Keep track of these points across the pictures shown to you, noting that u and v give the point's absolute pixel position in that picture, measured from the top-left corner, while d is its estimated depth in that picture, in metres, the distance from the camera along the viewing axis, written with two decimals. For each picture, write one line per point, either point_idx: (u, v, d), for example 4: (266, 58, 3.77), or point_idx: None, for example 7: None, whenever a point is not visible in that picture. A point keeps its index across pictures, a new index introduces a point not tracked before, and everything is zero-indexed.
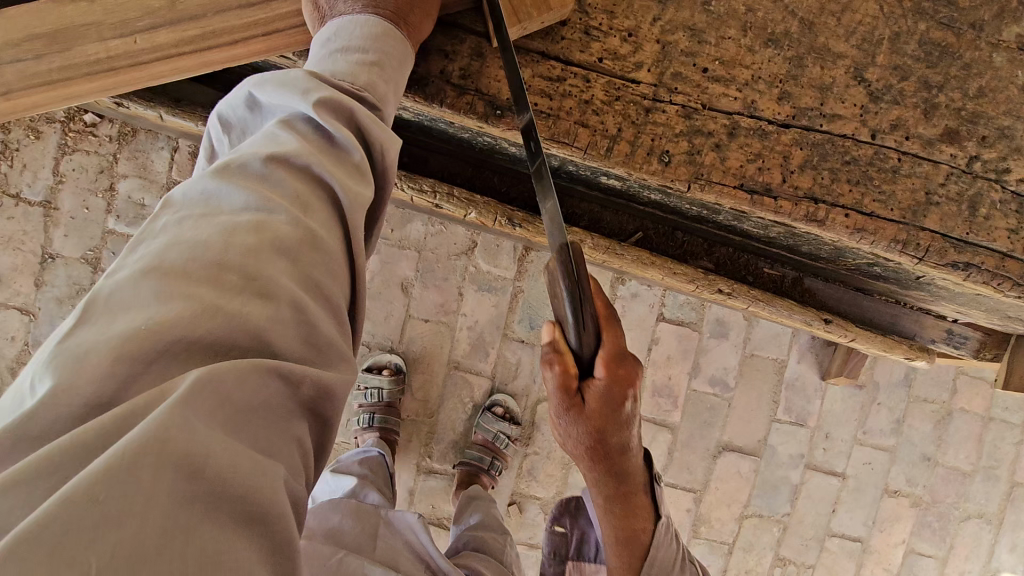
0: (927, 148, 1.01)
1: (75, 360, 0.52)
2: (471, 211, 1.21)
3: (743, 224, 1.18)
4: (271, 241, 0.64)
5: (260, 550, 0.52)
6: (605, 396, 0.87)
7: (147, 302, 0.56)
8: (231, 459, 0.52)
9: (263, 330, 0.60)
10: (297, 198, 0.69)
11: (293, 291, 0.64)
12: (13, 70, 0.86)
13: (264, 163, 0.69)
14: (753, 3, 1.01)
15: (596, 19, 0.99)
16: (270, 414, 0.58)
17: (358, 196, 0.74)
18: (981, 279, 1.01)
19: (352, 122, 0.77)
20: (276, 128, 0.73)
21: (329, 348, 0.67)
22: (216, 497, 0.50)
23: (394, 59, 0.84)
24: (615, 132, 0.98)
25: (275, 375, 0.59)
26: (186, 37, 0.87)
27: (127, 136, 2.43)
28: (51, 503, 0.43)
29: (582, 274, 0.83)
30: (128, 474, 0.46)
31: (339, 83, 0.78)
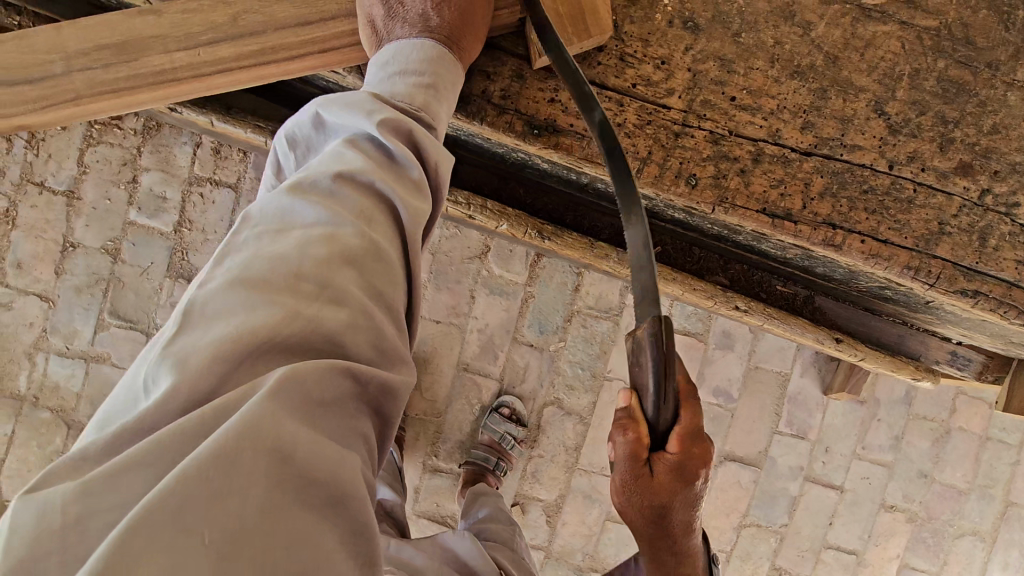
0: (941, 180, 1.06)
1: (179, 361, 0.61)
2: (502, 222, 1.26)
3: (761, 245, 1.22)
4: (340, 252, 0.72)
5: (341, 528, 0.60)
6: (679, 470, 0.83)
7: (237, 308, 0.65)
8: (312, 448, 0.60)
9: (336, 334, 0.68)
10: (362, 212, 0.76)
11: (361, 298, 0.72)
12: (82, 78, 0.91)
13: (332, 181, 0.76)
14: (781, 36, 1.06)
15: (631, 46, 1.04)
16: (340, 410, 0.66)
17: (417, 211, 0.81)
18: (988, 307, 1.07)
19: (410, 141, 0.83)
20: (341, 147, 0.80)
21: (391, 352, 0.74)
22: (304, 483, 0.58)
23: (447, 80, 0.89)
24: (645, 154, 1.04)
25: (347, 374, 0.67)
26: (247, 52, 0.92)
27: (151, 130, 2.48)
28: (169, 481, 0.52)
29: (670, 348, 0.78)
30: (232, 457, 0.55)
31: (397, 104, 0.84)
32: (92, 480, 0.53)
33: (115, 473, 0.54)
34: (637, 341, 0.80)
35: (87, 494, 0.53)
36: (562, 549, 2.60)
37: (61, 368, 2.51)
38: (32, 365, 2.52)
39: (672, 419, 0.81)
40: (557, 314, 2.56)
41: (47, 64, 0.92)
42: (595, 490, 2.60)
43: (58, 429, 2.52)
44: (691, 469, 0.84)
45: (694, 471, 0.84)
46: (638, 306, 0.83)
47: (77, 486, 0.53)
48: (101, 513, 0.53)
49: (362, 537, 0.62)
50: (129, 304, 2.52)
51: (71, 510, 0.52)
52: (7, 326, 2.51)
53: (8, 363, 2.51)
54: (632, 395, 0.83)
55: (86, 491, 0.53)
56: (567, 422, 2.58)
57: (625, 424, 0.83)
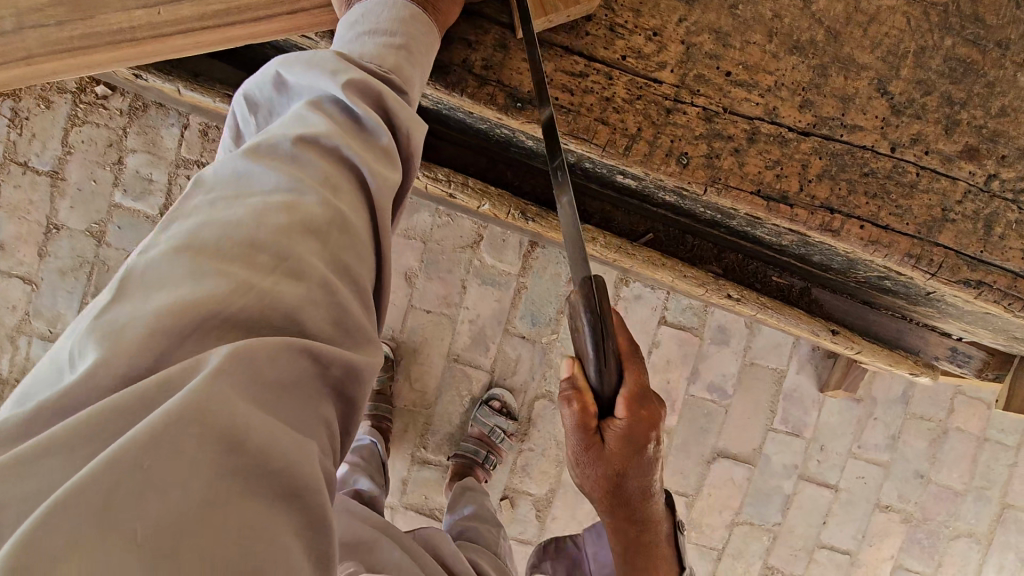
0: (946, 164, 1.01)
1: (115, 337, 0.55)
2: (484, 202, 1.20)
3: (756, 230, 1.17)
4: (302, 222, 0.67)
5: (297, 522, 0.56)
6: (627, 433, 0.84)
7: (181, 279, 0.60)
8: (266, 432, 0.55)
9: (294, 310, 0.63)
10: (327, 180, 0.71)
11: (324, 273, 0.67)
12: (33, 35, 0.86)
13: (293, 145, 0.71)
14: (780, 9, 1.00)
15: (621, 17, 0.99)
16: (298, 393, 0.61)
17: (388, 180, 0.76)
18: (992, 299, 1.02)
19: (380, 105, 0.78)
20: (304, 109, 0.74)
21: (356, 330, 0.69)
22: (253, 471, 0.53)
23: (421, 43, 0.84)
24: (634, 131, 0.98)
25: (305, 354, 0.62)
26: (210, 11, 0.87)
27: (138, 111, 2.42)
28: (100, 463, 0.47)
29: (604, 306, 0.83)
30: (170, 443, 0.49)
31: (366, 65, 0.79)
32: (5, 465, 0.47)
33: (40, 455, 0.48)
34: (573, 304, 0.84)
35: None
36: None
37: (45, 351, 2.47)
38: (14, 349, 2.47)
39: (617, 383, 0.84)
40: (550, 305, 2.51)
41: None
42: None
43: None
44: (643, 433, 0.86)
45: (647, 435, 0.86)
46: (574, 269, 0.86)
47: None
48: (12, 501, 0.46)
49: (319, 532, 0.57)
50: None
51: None
52: None
53: None
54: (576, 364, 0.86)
55: None
56: (559, 416, 2.54)
57: (570, 395, 0.86)
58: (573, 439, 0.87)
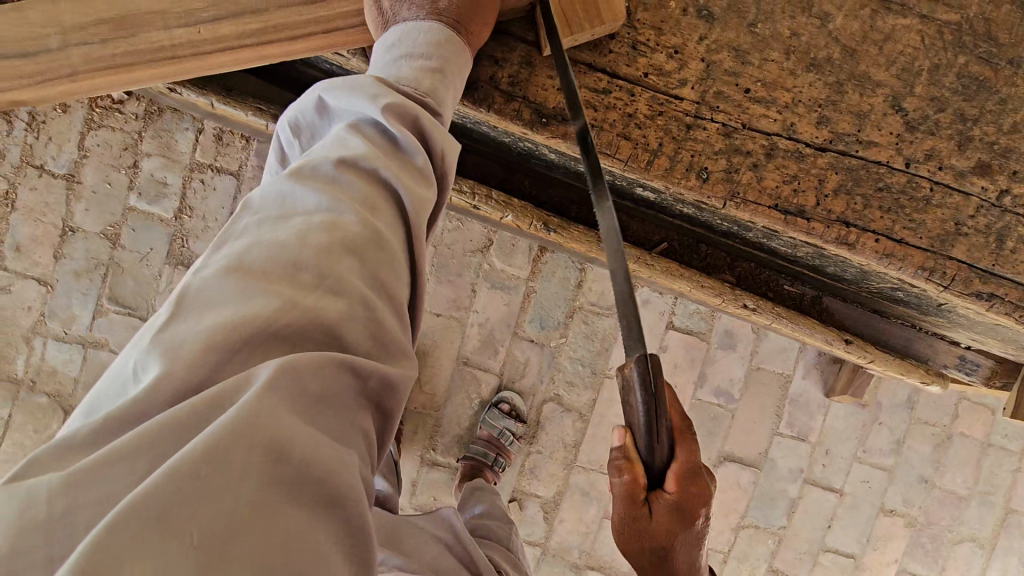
0: (959, 180, 1.03)
1: (172, 350, 0.58)
2: (507, 213, 1.23)
3: (772, 242, 1.19)
4: (342, 240, 0.70)
5: (340, 531, 0.57)
6: (678, 508, 0.83)
7: (232, 297, 0.62)
8: (312, 444, 0.57)
9: (336, 326, 0.66)
10: (365, 198, 0.74)
11: (364, 290, 0.69)
12: (78, 53, 0.90)
13: (334, 167, 0.74)
14: (797, 27, 1.03)
15: (644, 35, 1.02)
16: (340, 406, 0.64)
17: (422, 198, 0.79)
18: (1002, 311, 1.04)
19: (416, 127, 0.80)
20: (345, 132, 0.77)
21: (394, 345, 0.72)
22: (299, 481, 0.56)
23: (454, 65, 0.87)
24: (656, 147, 1.01)
25: (347, 369, 0.64)
26: (249, 30, 0.90)
27: (153, 115, 2.45)
28: (161, 474, 0.50)
29: (660, 387, 0.77)
30: (223, 452, 0.52)
31: (403, 88, 0.82)
32: (78, 473, 0.50)
33: (105, 464, 0.51)
34: (626, 380, 0.78)
35: (75, 485, 0.50)
36: (558, 545, 2.59)
37: (58, 353, 2.50)
38: (29, 350, 2.50)
39: (669, 458, 0.81)
40: (559, 309, 2.54)
41: (42, 39, 0.90)
42: (592, 487, 2.59)
43: (54, 415, 2.51)
44: (691, 509, 0.84)
45: (696, 510, 0.84)
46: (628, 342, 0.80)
47: (61, 479, 0.50)
48: (86, 504, 0.49)
49: (361, 541, 0.59)
50: (128, 290, 2.50)
51: (58, 502, 0.49)
52: (6, 310, 2.49)
53: (5, 346, 2.49)
54: (627, 434, 0.83)
55: (73, 482, 0.50)
56: (566, 419, 2.57)
57: (620, 465, 0.83)
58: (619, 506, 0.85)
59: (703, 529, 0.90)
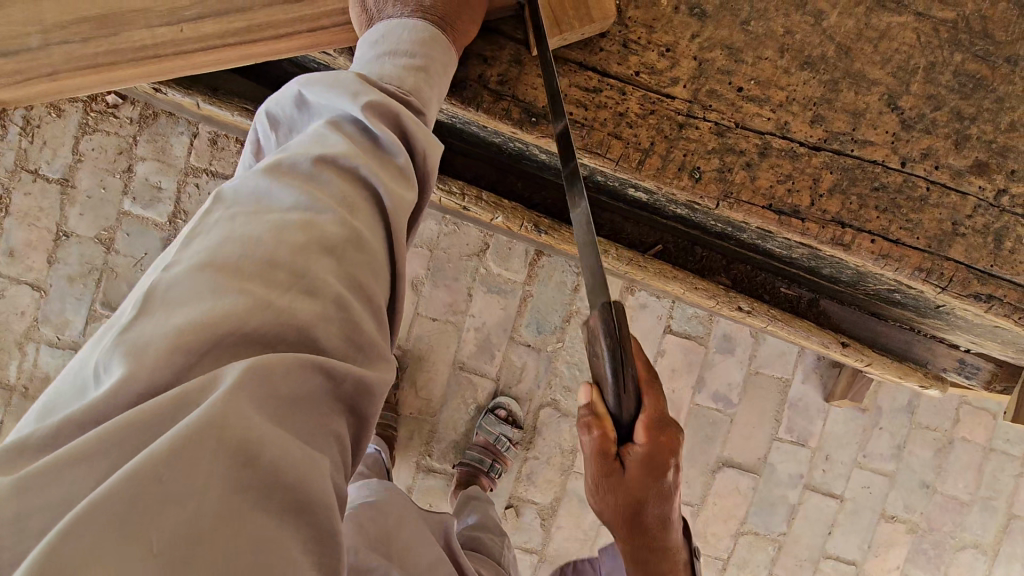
0: (956, 179, 1.02)
1: (136, 347, 0.57)
2: (497, 215, 1.21)
3: (766, 243, 1.18)
4: (317, 239, 0.68)
5: (309, 539, 0.56)
6: (647, 460, 0.86)
7: (202, 294, 0.61)
8: (282, 449, 0.56)
9: (309, 327, 0.64)
10: (344, 198, 0.72)
11: (339, 290, 0.68)
12: (59, 51, 0.88)
13: (312, 163, 0.72)
14: (791, 25, 1.01)
15: (635, 33, 1.00)
16: (313, 408, 0.62)
17: (402, 197, 0.78)
18: (1002, 313, 1.02)
19: (397, 125, 0.79)
20: (324, 129, 0.76)
21: (369, 348, 0.70)
22: (267, 487, 0.54)
23: (439, 64, 0.86)
24: (647, 146, 0.99)
25: (320, 371, 0.62)
26: (233, 28, 0.89)
27: (148, 119, 2.44)
28: (119, 479, 0.48)
29: (624, 332, 0.84)
30: (187, 457, 0.50)
31: (386, 86, 0.80)
32: (34, 474, 0.49)
33: (61, 467, 0.49)
34: (591, 331, 0.85)
35: (30, 489, 0.48)
36: (556, 552, 2.56)
37: (52, 358, 2.48)
38: (22, 355, 2.48)
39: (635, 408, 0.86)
40: (556, 313, 2.52)
41: (22, 37, 0.88)
42: None
43: None
44: (661, 460, 0.87)
45: (665, 460, 0.87)
46: (593, 295, 0.85)
47: (16, 482, 0.48)
48: (40, 510, 0.48)
49: (329, 550, 0.58)
50: (122, 295, 2.48)
51: (8, 509, 0.47)
52: None
53: None
54: (594, 391, 0.88)
55: (29, 483, 0.48)
56: (563, 424, 2.55)
57: (591, 419, 0.87)
58: (593, 463, 0.88)
59: (673, 487, 0.93)
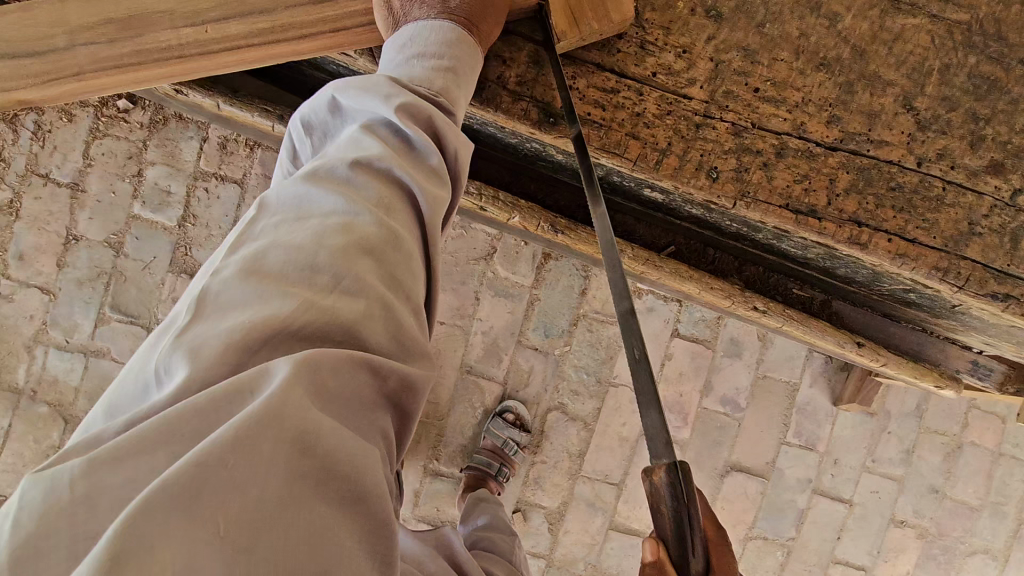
0: (972, 179, 1.02)
1: (190, 349, 0.57)
2: (514, 215, 1.22)
3: (782, 243, 1.18)
4: (360, 238, 0.68)
5: (363, 530, 0.56)
6: None
7: (249, 298, 0.61)
8: (334, 441, 0.56)
9: (353, 324, 0.64)
10: (382, 200, 0.73)
11: (381, 287, 0.68)
12: (85, 52, 0.90)
13: (349, 168, 0.73)
14: (806, 27, 1.02)
15: (652, 35, 1.01)
16: (360, 403, 0.62)
17: (437, 197, 0.78)
18: (1019, 312, 1.03)
19: (430, 128, 0.80)
20: (358, 133, 0.77)
21: (411, 344, 0.70)
22: (323, 477, 0.54)
23: (466, 66, 0.86)
24: (665, 146, 1.00)
25: (366, 366, 0.63)
26: (257, 29, 0.90)
27: (158, 124, 2.46)
28: (184, 465, 0.48)
29: (692, 494, 0.64)
30: (246, 447, 0.50)
31: (416, 89, 0.81)
32: (98, 460, 0.49)
33: (124, 457, 0.50)
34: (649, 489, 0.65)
35: (95, 474, 0.49)
36: (564, 557, 2.55)
37: (60, 362, 2.48)
38: (30, 359, 2.48)
39: None
40: (563, 317, 2.52)
41: (50, 38, 0.91)
42: (598, 498, 2.55)
43: (55, 425, 2.48)
44: None
45: None
46: (650, 444, 0.67)
47: (82, 464, 0.49)
48: (105, 496, 0.48)
49: (383, 542, 0.57)
50: (130, 299, 2.49)
51: (78, 486, 0.48)
52: (8, 319, 2.48)
53: (7, 355, 2.48)
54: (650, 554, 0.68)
55: (94, 470, 0.49)
56: (571, 428, 2.54)
57: None
58: None
59: None
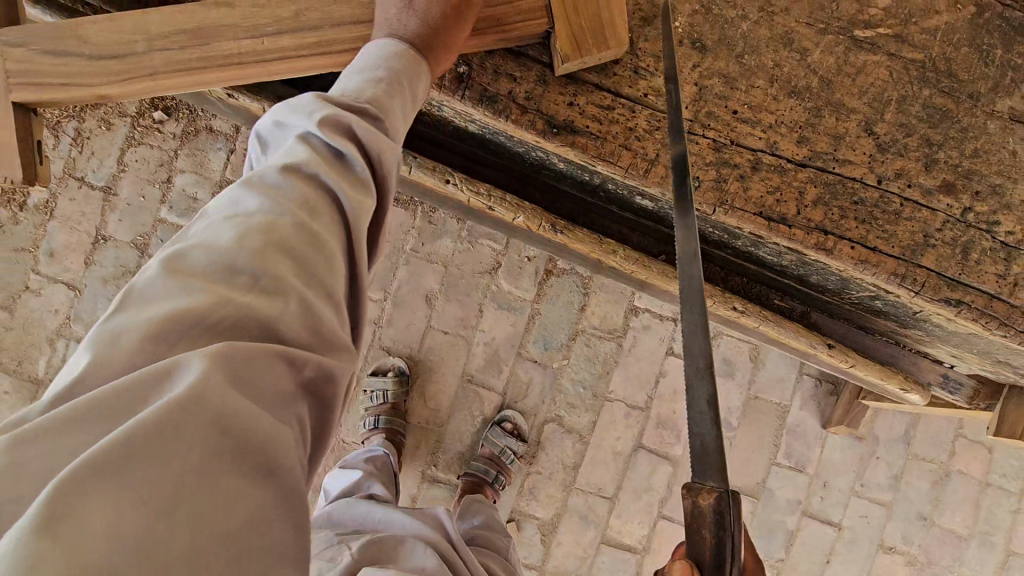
0: (926, 197, 1.15)
1: (117, 334, 0.63)
2: (519, 215, 1.35)
3: (759, 250, 1.30)
4: (280, 239, 0.75)
5: (273, 499, 0.63)
6: None
7: (176, 286, 0.68)
8: (250, 420, 0.62)
9: (269, 317, 0.71)
10: (307, 203, 0.80)
11: (300, 285, 0.74)
12: (160, 57, 1.06)
13: (279, 174, 0.80)
14: (780, 59, 1.17)
15: (644, 61, 1.16)
16: (276, 389, 0.68)
17: (360, 204, 0.85)
18: (971, 316, 1.14)
19: (357, 139, 0.88)
20: (292, 143, 0.85)
21: (330, 338, 0.76)
22: (237, 453, 0.61)
23: (404, 85, 0.97)
24: (654, 157, 1.14)
25: (282, 358, 0.69)
26: (305, 42, 1.05)
27: (189, 135, 2.63)
28: (107, 439, 0.54)
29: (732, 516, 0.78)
30: (167, 424, 0.57)
31: (347, 103, 0.91)
32: (34, 438, 0.55)
33: (56, 433, 0.56)
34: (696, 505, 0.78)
35: (29, 448, 0.54)
36: (555, 569, 2.59)
37: None
38: (52, 351, 2.60)
39: None
40: (562, 331, 2.63)
41: (131, 43, 1.07)
42: (590, 511, 2.60)
43: None
44: None
45: None
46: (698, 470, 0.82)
47: (16, 441, 0.55)
48: (38, 467, 0.54)
49: (293, 511, 0.65)
50: None
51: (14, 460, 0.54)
52: (33, 312, 2.60)
53: (29, 347, 2.59)
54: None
55: (32, 444, 0.55)
56: (566, 441, 2.62)
57: None
58: None
59: None
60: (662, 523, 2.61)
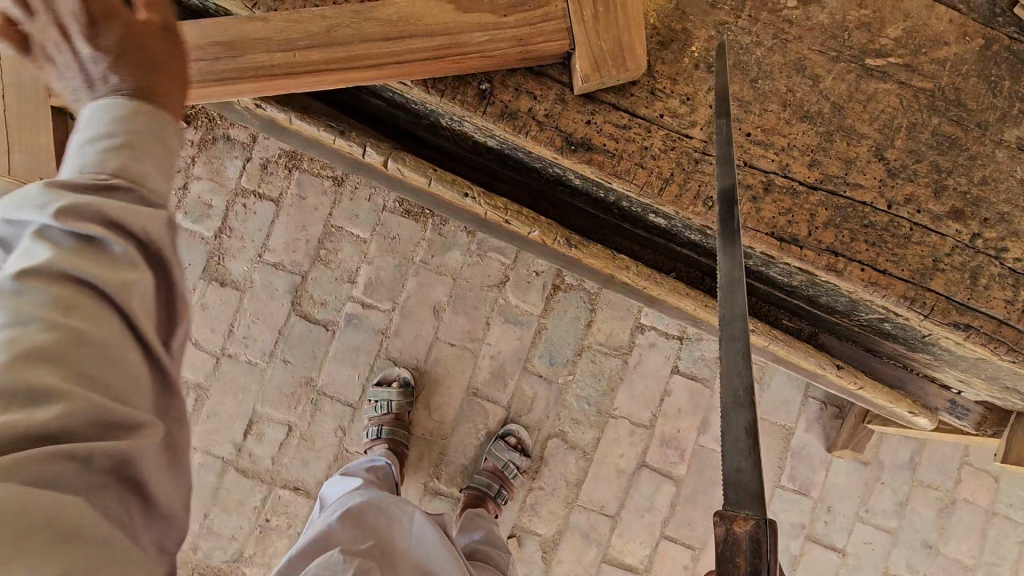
0: (936, 222, 1.17)
1: None
2: (535, 229, 1.37)
3: (770, 270, 1.32)
4: (32, 353, 0.63)
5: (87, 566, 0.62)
6: None
7: None
8: (32, 504, 0.60)
9: (46, 421, 0.63)
10: (61, 305, 0.66)
11: (74, 388, 0.65)
12: (194, 67, 1.10)
13: (13, 284, 0.66)
14: (793, 85, 1.20)
15: (661, 83, 1.19)
16: (65, 477, 0.63)
17: (126, 285, 0.69)
18: (979, 340, 1.16)
19: (106, 218, 0.70)
20: (28, 245, 0.69)
21: (127, 424, 0.69)
22: (24, 537, 0.59)
23: (153, 138, 0.77)
24: (669, 176, 1.16)
25: (63, 456, 0.63)
26: (335, 57, 1.10)
27: (207, 143, 2.68)
28: None
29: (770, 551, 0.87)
30: None
31: (83, 180, 0.71)
32: None
33: None
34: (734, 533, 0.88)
35: None
36: None
37: None
38: None
39: None
40: (568, 346, 2.65)
41: None
42: (592, 529, 2.59)
43: None
44: None
45: None
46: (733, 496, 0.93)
47: None
48: None
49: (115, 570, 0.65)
50: None
51: None
52: None
53: None
54: None
55: None
56: (570, 457, 2.62)
57: None
58: None
59: None
60: (664, 544, 2.59)
